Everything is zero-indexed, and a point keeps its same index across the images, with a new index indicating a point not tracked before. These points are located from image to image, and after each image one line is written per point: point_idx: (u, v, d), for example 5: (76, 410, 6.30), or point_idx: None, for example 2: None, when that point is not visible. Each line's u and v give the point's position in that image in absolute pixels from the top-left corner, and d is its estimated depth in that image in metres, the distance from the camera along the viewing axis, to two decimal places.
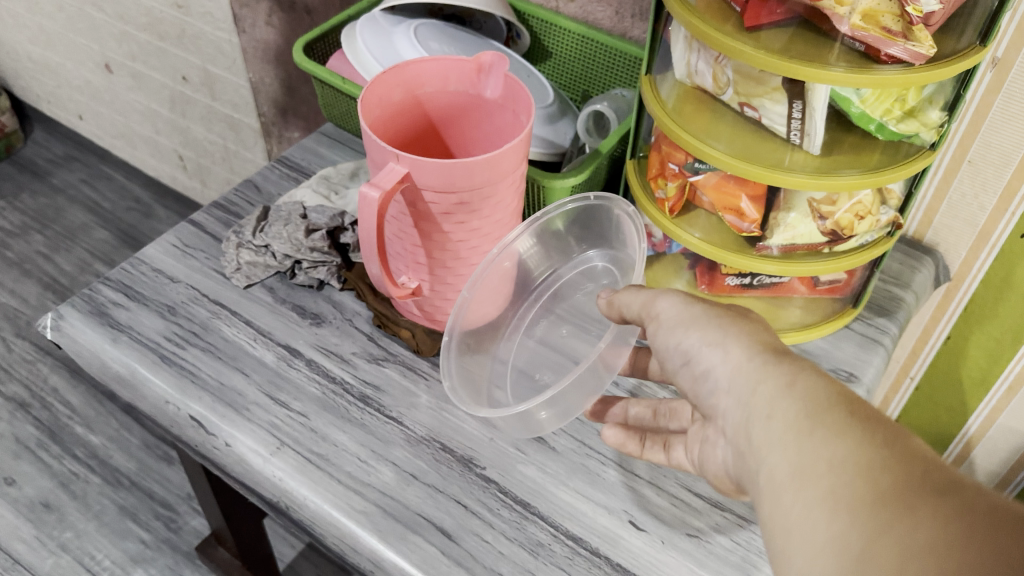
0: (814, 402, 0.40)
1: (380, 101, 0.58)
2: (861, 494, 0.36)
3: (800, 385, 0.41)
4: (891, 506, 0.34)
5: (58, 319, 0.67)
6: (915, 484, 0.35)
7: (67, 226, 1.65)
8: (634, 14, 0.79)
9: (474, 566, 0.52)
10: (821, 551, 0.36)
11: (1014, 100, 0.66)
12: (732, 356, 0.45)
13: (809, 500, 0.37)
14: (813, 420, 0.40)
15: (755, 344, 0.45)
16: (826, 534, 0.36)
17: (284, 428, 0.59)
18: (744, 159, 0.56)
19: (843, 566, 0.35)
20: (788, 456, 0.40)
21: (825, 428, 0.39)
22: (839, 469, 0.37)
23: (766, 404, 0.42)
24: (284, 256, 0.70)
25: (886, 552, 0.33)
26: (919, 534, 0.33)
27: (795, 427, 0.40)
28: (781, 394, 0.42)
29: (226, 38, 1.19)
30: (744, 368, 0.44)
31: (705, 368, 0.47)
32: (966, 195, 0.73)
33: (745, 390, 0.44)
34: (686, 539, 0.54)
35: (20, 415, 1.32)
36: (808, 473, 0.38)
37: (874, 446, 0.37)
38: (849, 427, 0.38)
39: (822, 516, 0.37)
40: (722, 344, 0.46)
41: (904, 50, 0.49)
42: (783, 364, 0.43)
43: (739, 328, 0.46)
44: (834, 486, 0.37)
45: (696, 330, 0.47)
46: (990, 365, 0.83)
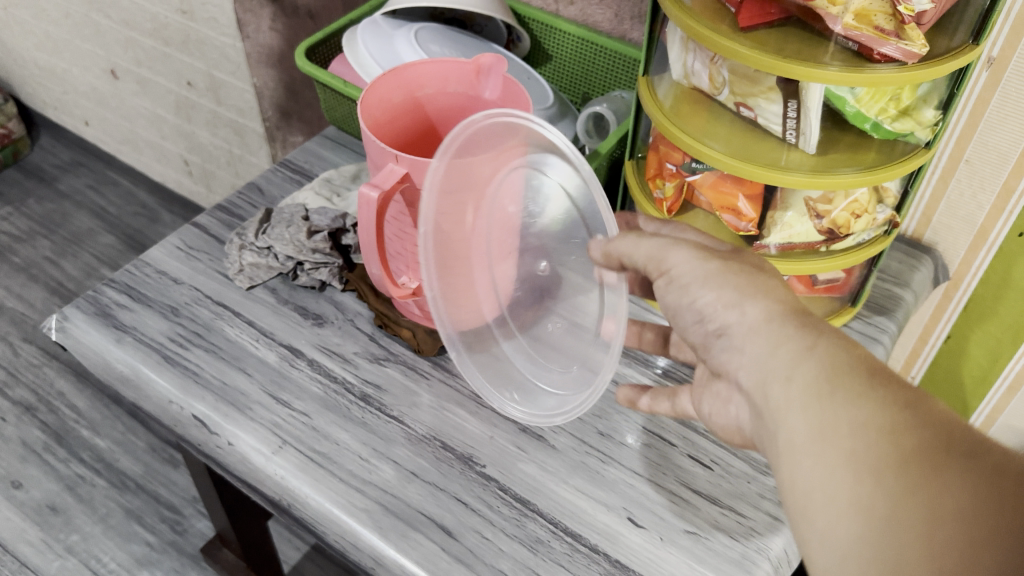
0: (834, 366, 0.40)
1: (379, 102, 0.59)
2: (887, 459, 0.36)
3: (820, 346, 0.41)
4: (921, 470, 0.35)
5: (62, 320, 0.67)
6: (939, 449, 0.36)
7: (73, 231, 1.66)
8: (632, 17, 0.79)
9: (474, 563, 0.53)
10: (846, 513, 0.37)
11: (1010, 99, 0.66)
12: (749, 314, 0.43)
13: (832, 465, 0.38)
14: (834, 382, 0.39)
15: (772, 302, 0.44)
16: (851, 499, 0.37)
17: (286, 427, 0.60)
18: (741, 157, 0.57)
19: (870, 530, 0.36)
20: (808, 420, 0.39)
21: (846, 392, 0.39)
22: (862, 432, 0.37)
23: (785, 365, 0.41)
24: (287, 257, 0.71)
25: (918, 516, 0.35)
26: (949, 500, 0.34)
27: (814, 390, 0.39)
28: (800, 357, 0.41)
29: (230, 43, 1.20)
30: (765, 327, 0.43)
31: (717, 328, 0.45)
32: (964, 194, 0.74)
33: (765, 350, 0.42)
34: (685, 536, 0.55)
35: (27, 419, 1.33)
36: (829, 436, 0.38)
37: (896, 409, 0.37)
38: (870, 391, 0.38)
39: (844, 479, 0.37)
40: (739, 304, 0.44)
41: (896, 49, 0.50)
42: (800, 324, 0.42)
43: (754, 285, 0.44)
44: (858, 451, 0.37)
45: (712, 287, 0.45)
46: (991, 365, 0.83)
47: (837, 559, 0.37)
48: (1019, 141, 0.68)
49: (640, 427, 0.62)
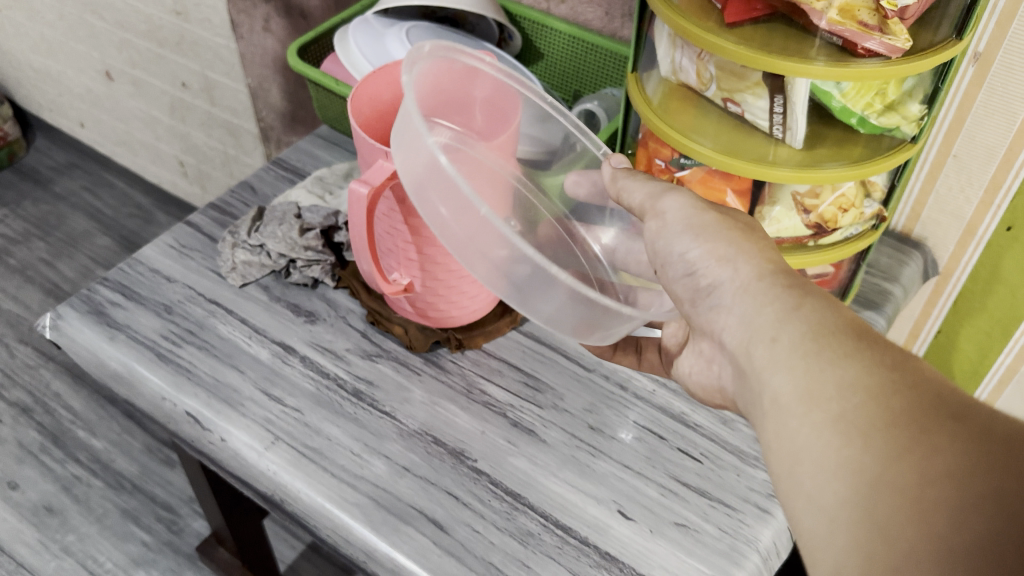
0: (819, 326, 0.41)
1: (369, 100, 0.60)
2: (875, 419, 0.36)
3: (807, 307, 0.42)
4: (907, 430, 0.35)
5: (56, 318, 0.68)
6: (927, 409, 0.35)
7: (69, 233, 1.67)
8: (623, 14, 0.80)
9: (465, 556, 0.53)
10: (833, 475, 0.36)
11: (996, 95, 0.67)
12: (740, 273, 0.45)
13: (818, 423, 0.38)
14: (819, 341, 0.40)
15: (763, 262, 0.46)
16: (838, 458, 0.36)
17: (279, 422, 0.60)
18: (729, 153, 0.57)
19: (858, 491, 0.35)
20: (795, 378, 0.40)
21: (831, 351, 0.39)
22: (849, 392, 0.37)
23: (772, 326, 0.43)
24: (279, 255, 0.71)
25: (904, 477, 0.34)
26: (939, 460, 0.33)
27: (803, 351, 0.40)
28: (787, 318, 0.42)
29: (224, 44, 1.20)
30: (756, 287, 0.45)
31: (707, 285, 0.47)
32: (952, 189, 0.74)
33: (751, 309, 0.44)
34: (674, 528, 0.55)
35: (23, 420, 1.33)
36: (815, 395, 0.38)
37: (883, 368, 0.37)
38: (855, 350, 0.39)
39: (832, 440, 0.37)
40: (732, 259, 0.46)
41: (880, 44, 0.50)
42: (789, 287, 0.44)
43: (745, 243, 0.46)
44: (845, 410, 0.37)
45: (705, 240, 0.47)
46: (981, 360, 0.84)
47: (822, 525, 0.36)
48: (1006, 136, 0.68)
49: (631, 422, 0.62)
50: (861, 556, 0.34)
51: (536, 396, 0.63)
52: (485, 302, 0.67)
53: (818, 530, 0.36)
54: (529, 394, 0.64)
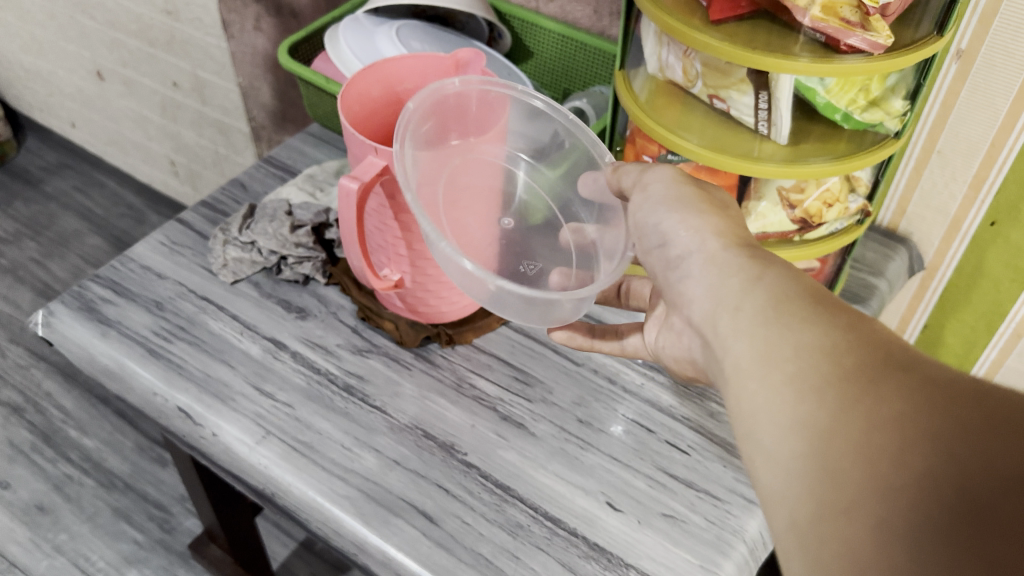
0: (780, 293, 0.41)
1: (359, 97, 0.61)
2: (828, 375, 0.36)
3: (768, 277, 0.43)
4: (857, 383, 0.35)
5: (47, 315, 0.68)
6: (874, 363, 0.36)
7: (60, 233, 1.66)
8: (611, 13, 0.80)
9: (454, 547, 0.54)
10: (789, 430, 0.37)
11: (979, 90, 0.68)
12: (707, 245, 0.46)
13: (776, 383, 0.38)
14: (779, 309, 0.41)
15: (731, 237, 0.46)
16: (794, 414, 0.37)
17: (270, 417, 0.61)
18: (714, 149, 0.58)
19: (812, 443, 0.35)
20: (755, 343, 0.40)
21: (790, 317, 0.40)
22: (805, 353, 0.38)
23: (734, 295, 0.43)
24: (270, 252, 0.72)
25: (853, 425, 0.34)
26: (885, 408, 0.34)
27: (762, 317, 0.41)
28: (750, 287, 0.43)
29: (215, 43, 1.21)
30: (720, 257, 0.45)
31: (675, 262, 0.47)
32: (937, 184, 0.75)
33: (717, 280, 0.44)
34: (661, 519, 0.56)
35: (15, 419, 1.33)
36: (775, 357, 0.39)
37: (837, 329, 0.38)
38: (812, 315, 0.39)
39: (788, 398, 0.37)
40: (697, 232, 0.46)
41: (862, 40, 0.51)
42: (751, 259, 0.44)
43: (707, 217, 0.47)
44: (801, 369, 0.38)
45: (679, 212, 0.48)
46: (966, 354, 0.85)
47: (780, 479, 0.37)
48: (989, 132, 0.69)
49: (620, 415, 0.63)
50: (816, 504, 0.34)
51: (526, 390, 0.64)
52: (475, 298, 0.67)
53: (777, 485, 0.37)
54: (519, 388, 0.64)
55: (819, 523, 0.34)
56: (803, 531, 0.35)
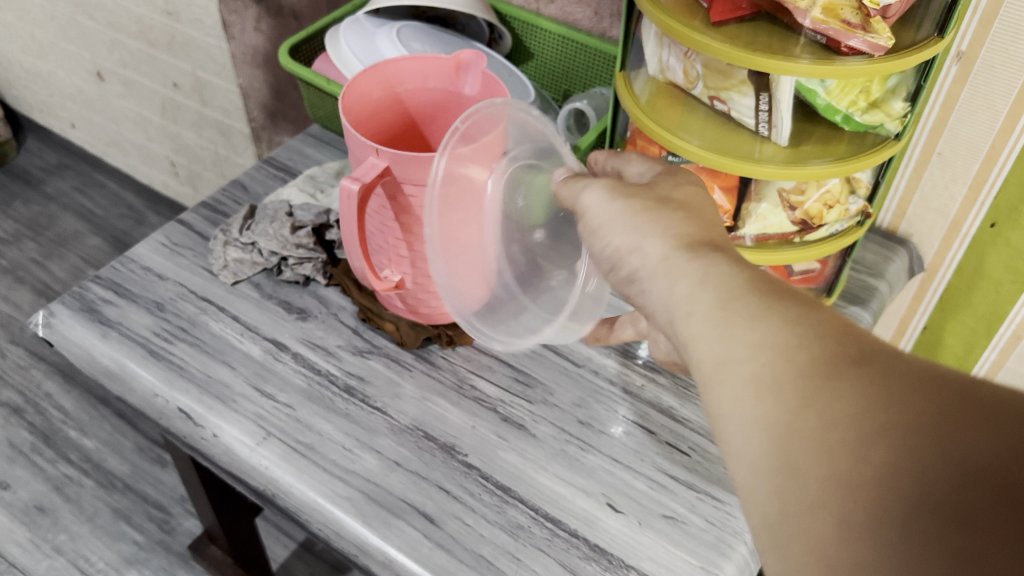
0: (726, 289, 0.38)
1: (360, 98, 0.60)
2: (782, 372, 0.34)
3: (712, 274, 0.39)
4: (814, 380, 0.33)
5: (48, 316, 0.68)
6: (830, 357, 0.34)
7: (60, 234, 1.66)
8: (611, 14, 0.80)
9: (455, 548, 0.54)
10: (749, 432, 0.34)
11: (979, 92, 0.68)
12: (652, 253, 0.42)
13: (734, 386, 0.36)
14: (727, 306, 0.37)
15: (674, 234, 0.42)
16: (753, 415, 0.34)
17: (270, 418, 0.61)
18: (715, 150, 0.58)
19: (771, 444, 0.33)
20: (709, 345, 0.37)
21: (739, 313, 0.37)
22: (758, 351, 0.35)
23: (684, 300, 0.39)
24: (271, 253, 0.72)
25: (812, 423, 0.32)
26: (843, 404, 0.32)
27: (711, 316, 0.38)
28: (699, 290, 0.39)
29: (215, 44, 1.21)
30: (669, 256, 0.41)
31: (623, 271, 0.43)
32: (937, 186, 0.75)
33: (668, 288, 0.40)
34: (662, 520, 0.56)
35: (15, 420, 1.33)
36: (731, 359, 0.36)
37: (790, 323, 0.35)
38: (762, 309, 0.36)
39: (746, 400, 0.35)
40: (641, 232, 0.42)
41: (863, 42, 0.51)
42: (697, 253, 0.40)
43: (654, 215, 0.43)
44: (757, 369, 0.35)
45: (623, 225, 0.43)
46: (966, 356, 0.85)
47: (742, 478, 0.35)
48: (989, 134, 0.69)
49: (621, 416, 0.63)
50: (779, 502, 0.33)
51: (526, 391, 0.64)
52: None
53: (739, 485, 0.35)
54: (520, 389, 0.64)
55: (784, 522, 0.32)
56: (771, 531, 0.33)
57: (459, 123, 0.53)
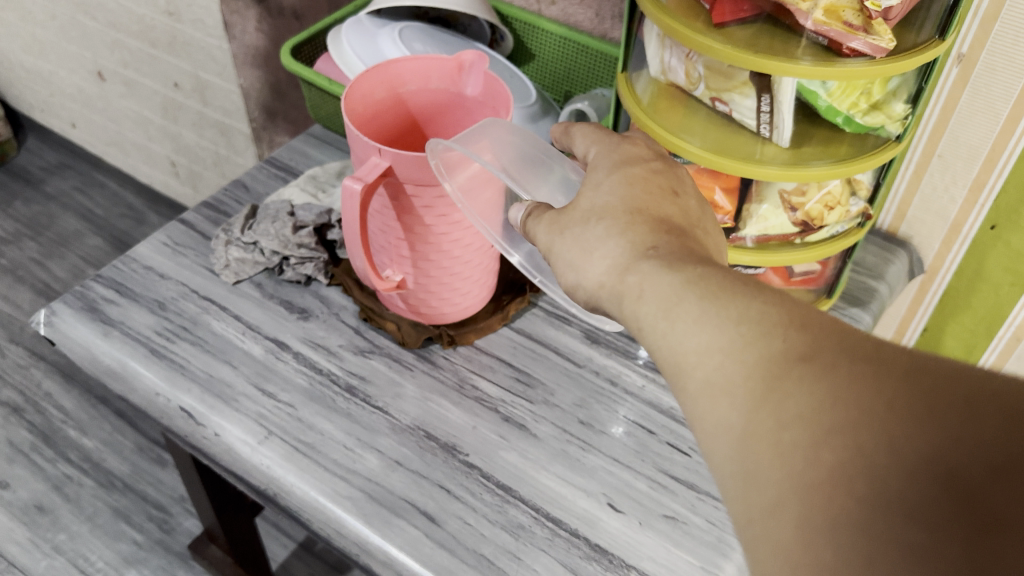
0: (668, 295, 0.39)
1: (363, 98, 0.60)
2: (734, 376, 0.35)
3: (648, 282, 0.40)
4: (762, 382, 0.34)
5: (50, 315, 0.68)
6: (779, 356, 0.34)
7: (60, 233, 1.66)
8: (613, 16, 0.80)
9: (456, 548, 0.54)
10: (709, 438, 0.35)
11: (979, 94, 0.68)
12: (594, 274, 0.43)
13: (690, 392, 0.36)
14: (672, 313, 0.38)
15: (614, 246, 0.43)
16: (710, 420, 0.35)
17: (272, 417, 0.61)
18: (717, 151, 0.58)
19: (730, 449, 0.34)
20: (664, 354, 0.38)
21: (684, 319, 0.38)
22: (706, 356, 0.36)
23: (633, 311, 0.41)
24: (272, 252, 0.72)
25: (765, 426, 0.33)
26: (791, 405, 0.32)
27: (662, 326, 0.39)
28: (642, 300, 0.40)
29: (217, 44, 1.21)
30: (608, 280, 0.42)
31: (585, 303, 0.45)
32: (937, 188, 0.75)
33: (620, 300, 0.42)
34: (662, 520, 0.56)
35: (14, 420, 1.33)
36: (684, 366, 0.37)
37: (736, 323, 0.36)
38: (705, 311, 0.37)
39: (703, 406, 0.35)
40: (577, 267, 0.44)
41: (864, 43, 0.51)
42: (636, 265, 0.41)
43: (583, 244, 0.44)
44: (708, 375, 0.36)
45: (565, 257, 0.45)
46: (965, 357, 0.85)
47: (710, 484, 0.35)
48: (989, 137, 0.69)
49: (621, 416, 0.63)
50: (743, 508, 0.33)
51: (527, 391, 0.64)
52: (477, 299, 0.67)
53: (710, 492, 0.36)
54: (521, 389, 0.64)
55: (748, 527, 0.32)
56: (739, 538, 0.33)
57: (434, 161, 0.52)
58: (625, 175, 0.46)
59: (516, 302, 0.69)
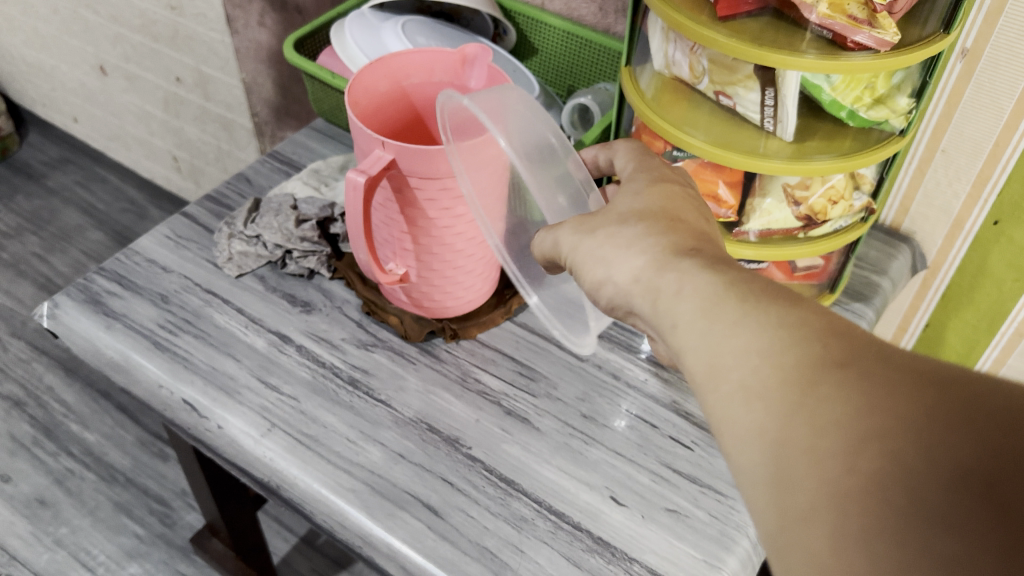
0: (708, 298, 0.39)
1: (366, 91, 0.61)
2: (770, 379, 0.35)
3: (689, 284, 0.40)
4: (798, 386, 0.33)
5: (53, 308, 0.68)
6: (817, 361, 0.34)
7: (61, 228, 1.66)
8: (617, 10, 0.80)
9: (459, 540, 0.54)
10: (742, 443, 0.35)
11: (983, 89, 0.68)
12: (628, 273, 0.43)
13: (722, 395, 0.36)
14: (710, 316, 0.38)
15: (650, 249, 0.43)
16: (745, 424, 0.35)
17: (275, 410, 0.61)
18: (721, 145, 0.58)
19: (764, 453, 0.33)
20: (699, 356, 0.38)
21: (722, 322, 0.38)
22: (743, 359, 0.36)
23: (670, 312, 0.40)
24: (275, 246, 0.72)
25: (800, 431, 0.32)
26: (827, 410, 0.32)
27: (697, 326, 0.39)
28: (679, 300, 0.40)
29: (219, 38, 1.21)
30: (643, 277, 0.42)
31: (608, 301, 0.45)
32: (941, 183, 0.75)
33: (654, 301, 0.42)
34: (665, 514, 0.56)
35: (16, 414, 1.33)
36: (718, 368, 0.37)
37: (774, 328, 0.36)
38: (745, 315, 0.37)
39: (737, 408, 0.35)
40: (608, 265, 0.44)
41: (869, 37, 0.51)
42: (668, 270, 0.42)
43: (616, 242, 0.44)
44: (743, 377, 0.36)
45: (596, 257, 0.45)
46: (968, 353, 0.85)
47: (740, 488, 0.35)
48: (992, 132, 0.69)
49: (624, 410, 0.63)
50: (775, 515, 0.32)
51: (530, 385, 0.64)
52: (479, 293, 0.67)
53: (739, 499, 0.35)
54: (524, 382, 0.64)
55: (780, 533, 0.32)
56: (770, 545, 0.33)
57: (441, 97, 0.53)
58: (663, 189, 0.47)
59: (517, 297, 0.69)
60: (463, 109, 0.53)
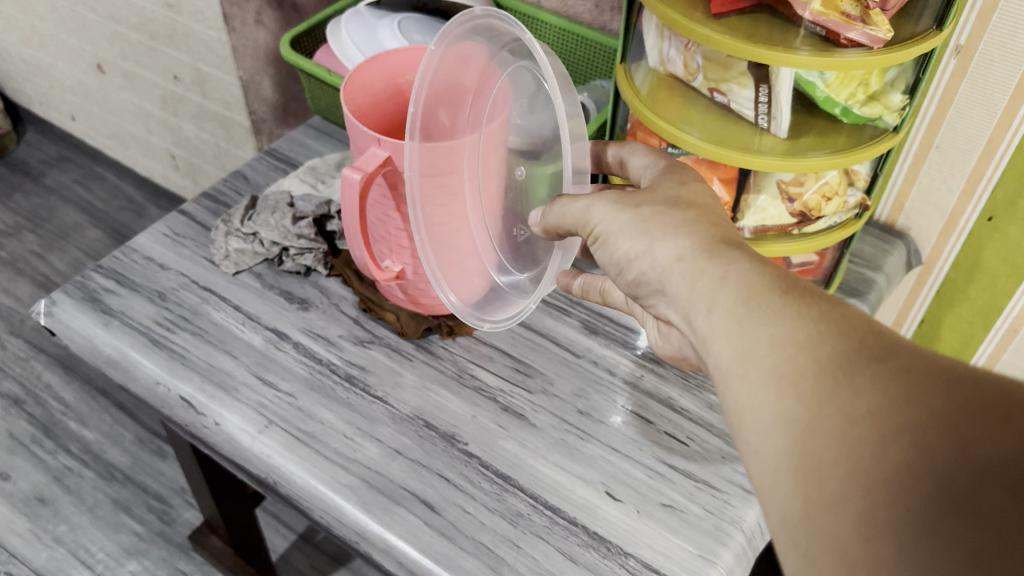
0: (748, 288, 0.39)
1: (362, 88, 0.61)
2: (805, 368, 0.35)
3: (732, 273, 0.40)
4: (833, 376, 0.34)
5: (50, 305, 0.68)
6: (854, 354, 0.34)
7: (60, 226, 1.67)
8: (612, 7, 0.81)
9: (455, 535, 0.54)
10: (770, 428, 0.35)
11: (978, 86, 0.68)
12: (660, 257, 0.43)
13: (752, 380, 0.36)
14: (749, 304, 0.38)
15: (685, 239, 0.43)
16: (775, 410, 0.35)
17: (272, 407, 0.61)
18: (714, 141, 0.58)
19: (794, 441, 0.34)
20: (730, 342, 0.38)
21: (761, 312, 0.38)
22: (780, 347, 0.36)
23: (704, 298, 0.41)
24: (272, 243, 0.72)
25: (832, 420, 0.33)
26: (862, 401, 0.32)
27: (731, 313, 0.39)
28: (716, 287, 0.40)
29: (217, 36, 1.21)
30: (686, 258, 0.42)
31: (639, 276, 0.45)
32: (935, 179, 0.76)
33: (686, 287, 0.42)
34: (661, 509, 0.56)
35: (15, 411, 1.34)
36: (750, 355, 0.37)
37: (812, 321, 0.36)
38: (785, 307, 0.37)
39: (768, 394, 0.36)
40: (642, 249, 0.44)
41: (862, 34, 0.51)
42: (700, 261, 0.42)
43: (648, 230, 0.44)
44: (778, 365, 0.36)
45: (625, 238, 0.45)
46: (963, 348, 0.85)
47: (764, 472, 0.35)
48: (987, 128, 0.70)
49: (620, 406, 0.63)
50: (801, 500, 0.33)
51: (527, 381, 0.64)
52: None
53: (761, 484, 0.35)
54: (520, 378, 0.65)
55: (806, 519, 0.33)
56: (792, 529, 0.33)
57: (435, 46, 0.52)
58: (700, 187, 0.47)
59: None
60: (452, 63, 0.53)
